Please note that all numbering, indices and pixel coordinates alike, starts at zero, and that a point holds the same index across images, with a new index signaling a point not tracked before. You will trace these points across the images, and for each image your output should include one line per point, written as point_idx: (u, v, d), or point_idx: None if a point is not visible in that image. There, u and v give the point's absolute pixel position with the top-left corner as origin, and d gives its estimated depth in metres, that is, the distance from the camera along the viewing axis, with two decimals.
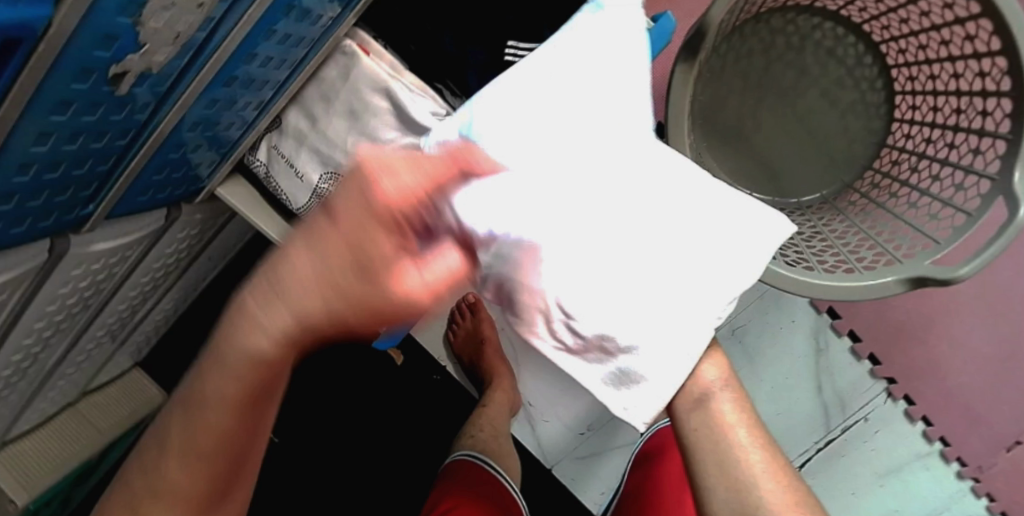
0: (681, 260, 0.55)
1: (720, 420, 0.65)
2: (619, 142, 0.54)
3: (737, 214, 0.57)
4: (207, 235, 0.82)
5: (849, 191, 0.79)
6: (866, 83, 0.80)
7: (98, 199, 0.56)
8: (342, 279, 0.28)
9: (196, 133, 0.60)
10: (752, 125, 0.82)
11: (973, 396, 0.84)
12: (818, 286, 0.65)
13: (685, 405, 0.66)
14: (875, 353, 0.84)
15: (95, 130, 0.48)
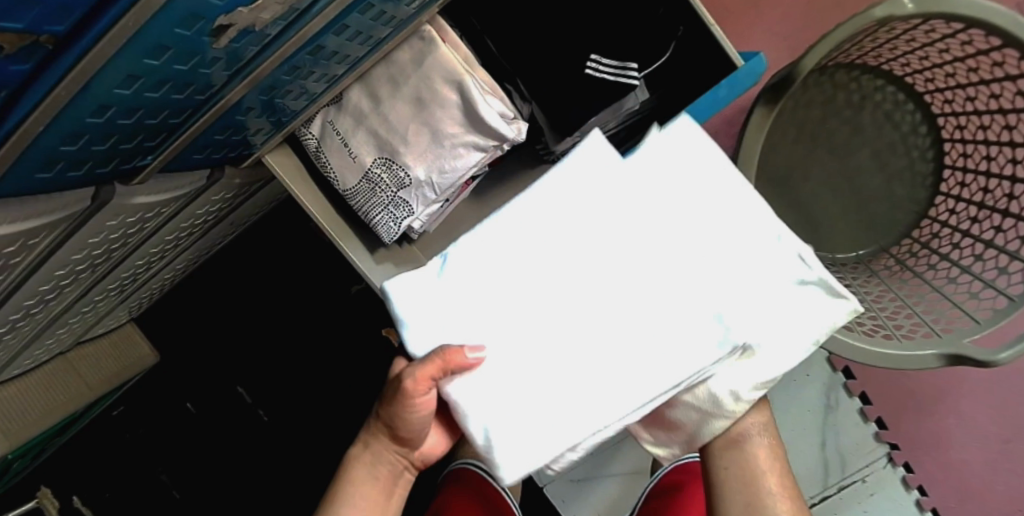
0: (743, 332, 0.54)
1: (753, 467, 0.60)
2: (641, 266, 0.54)
3: (776, 305, 0.54)
4: (238, 202, 0.79)
5: (884, 255, 0.80)
6: (917, 151, 0.81)
7: (158, 151, 0.54)
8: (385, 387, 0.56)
9: (267, 97, 0.58)
10: (801, 175, 0.82)
11: (969, 472, 0.86)
12: (864, 352, 0.64)
13: (719, 454, 0.61)
14: (882, 418, 0.86)
15: (182, 80, 0.46)
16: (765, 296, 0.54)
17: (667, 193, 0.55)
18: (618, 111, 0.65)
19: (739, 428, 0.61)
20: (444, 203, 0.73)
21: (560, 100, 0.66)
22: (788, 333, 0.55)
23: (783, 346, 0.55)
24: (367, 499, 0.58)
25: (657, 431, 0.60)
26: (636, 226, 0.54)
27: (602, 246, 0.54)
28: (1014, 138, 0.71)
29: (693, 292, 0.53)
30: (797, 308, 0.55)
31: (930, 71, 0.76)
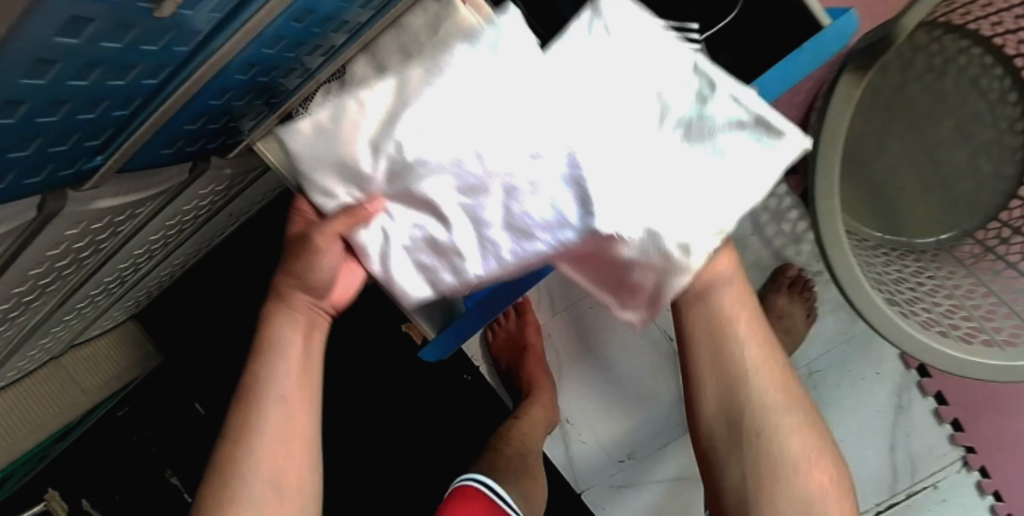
0: (693, 182, 0.45)
1: (722, 322, 0.51)
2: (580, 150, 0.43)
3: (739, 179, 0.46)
4: (232, 193, 0.73)
5: (967, 241, 0.71)
6: (1005, 123, 0.69)
7: (110, 149, 0.43)
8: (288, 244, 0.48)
9: (250, 76, 0.47)
10: (873, 150, 0.72)
11: None
12: (943, 356, 0.56)
13: (689, 309, 0.52)
14: (957, 418, 0.77)
15: (151, 62, 0.35)
16: (720, 186, 0.46)
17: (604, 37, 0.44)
18: None
19: (711, 275, 0.51)
20: None
21: None
22: (739, 177, 0.46)
23: (734, 189, 0.46)
24: (295, 360, 0.46)
25: (622, 295, 0.49)
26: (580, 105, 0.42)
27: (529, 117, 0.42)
28: None
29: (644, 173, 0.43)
30: (746, 153, 0.46)
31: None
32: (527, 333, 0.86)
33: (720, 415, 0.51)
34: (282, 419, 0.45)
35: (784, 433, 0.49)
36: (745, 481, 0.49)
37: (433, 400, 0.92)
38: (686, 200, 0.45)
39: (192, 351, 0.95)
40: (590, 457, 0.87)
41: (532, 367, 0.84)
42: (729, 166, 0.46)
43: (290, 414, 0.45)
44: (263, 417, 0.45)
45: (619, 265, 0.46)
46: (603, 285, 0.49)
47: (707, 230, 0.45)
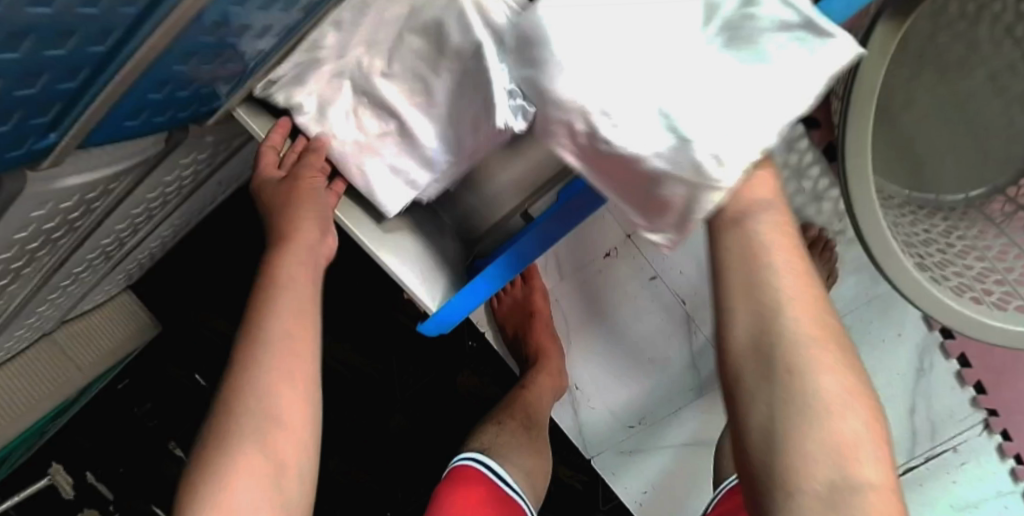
0: (727, 86, 0.39)
1: (752, 239, 0.40)
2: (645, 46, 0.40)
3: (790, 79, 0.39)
4: (219, 160, 0.74)
5: (998, 198, 0.68)
6: None
7: (63, 125, 0.41)
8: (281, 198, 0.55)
9: (217, 37, 0.44)
10: (901, 104, 0.67)
11: None
12: (1004, 332, 0.53)
13: (727, 234, 0.41)
14: (982, 381, 0.74)
15: (98, 27, 0.33)
16: (766, 82, 0.39)
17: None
18: None
19: (746, 193, 0.42)
20: None
21: None
22: (784, 78, 0.39)
23: (776, 94, 0.39)
24: (290, 316, 0.46)
25: (648, 211, 0.43)
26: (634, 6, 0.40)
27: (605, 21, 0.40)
28: None
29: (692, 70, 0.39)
30: (792, 51, 0.39)
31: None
32: (534, 300, 0.82)
33: (750, 349, 0.38)
34: (280, 366, 0.44)
35: (817, 369, 0.37)
36: (772, 423, 0.36)
37: (435, 366, 0.91)
38: (717, 107, 0.39)
39: (187, 321, 0.93)
40: (600, 424, 0.86)
41: (539, 334, 0.81)
42: (773, 66, 0.39)
43: (288, 360, 0.44)
44: (260, 367, 0.43)
45: (643, 177, 0.41)
46: (626, 200, 0.43)
47: (741, 134, 0.39)
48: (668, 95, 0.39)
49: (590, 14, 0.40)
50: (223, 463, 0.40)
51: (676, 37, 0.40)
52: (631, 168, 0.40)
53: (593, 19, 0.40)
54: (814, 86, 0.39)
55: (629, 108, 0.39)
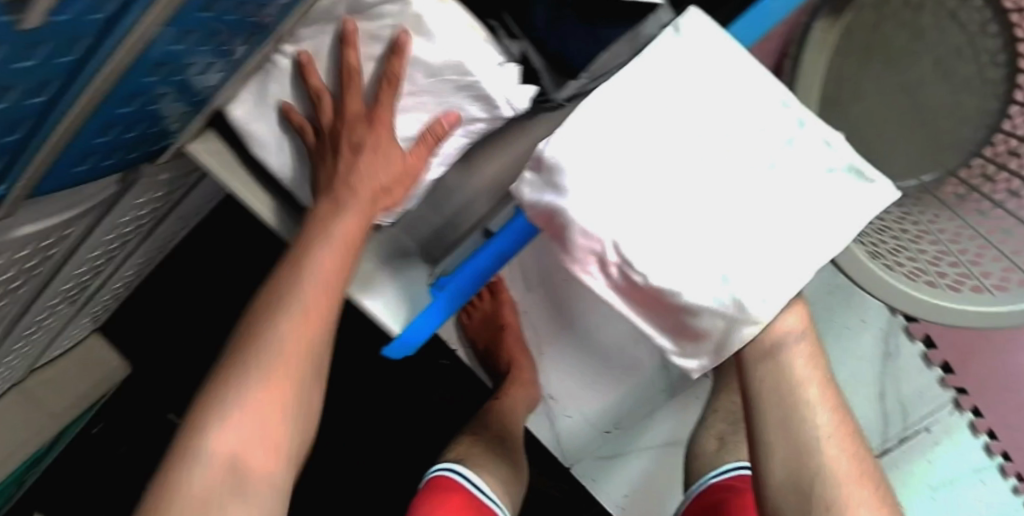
0: (768, 230, 0.43)
1: (792, 377, 0.49)
2: (675, 191, 0.43)
3: (836, 210, 0.44)
4: (175, 197, 0.72)
5: (951, 180, 0.68)
6: (987, 56, 0.65)
7: (9, 177, 0.40)
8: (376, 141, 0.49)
9: (161, 78, 0.43)
10: (851, 94, 0.69)
11: None
12: (959, 313, 0.54)
13: (755, 366, 0.49)
14: (948, 361, 0.76)
15: (34, 81, 0.32)
16: (810, 215, 0.44)
17: (685, 81, 0.44)
18: (637, 38, 0.51)
19: (778, 331, 0.48)
20: None
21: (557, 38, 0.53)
22: (823, 226, 0.44)
23: (812, 238, 0.44)
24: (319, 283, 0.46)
25: (679, 337, 0.46)
26: (664, 149, 0.44)
27: (640, 163, 0.43)
28: None
29: (733, 210, 0.44)
30: (833, 197, 0.45)
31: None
32: (502, 313, 0.86)
33: (791, 486, 0.47)
34: (299, 319, 0.45)
35: (850, 502, 0.46)
36: None
37: (414, 384, 0.91)
38: (759, 250, 0.43)
39: (161, 358, 0.92)
40: (578, 432, 0.86)
41: (510, 347, 0.85)
42: (813, 212, 0.44)
43: (309, 312, 0.46)
44: (285, 315, 0.46)
45: (680, 307, 0.44)
46: (657, 328, 0.46)
47: (784, 275, 0.43)
48: (709, 240, 0.43)
49: (630, 161, 0.43)
50: (237, 399, 0.43)
51: (723, 185, 0.44)
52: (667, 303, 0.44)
53: (656, 192, 0.43)
54: (850, 230, 0.44)
55: (671, 255, 0.43)
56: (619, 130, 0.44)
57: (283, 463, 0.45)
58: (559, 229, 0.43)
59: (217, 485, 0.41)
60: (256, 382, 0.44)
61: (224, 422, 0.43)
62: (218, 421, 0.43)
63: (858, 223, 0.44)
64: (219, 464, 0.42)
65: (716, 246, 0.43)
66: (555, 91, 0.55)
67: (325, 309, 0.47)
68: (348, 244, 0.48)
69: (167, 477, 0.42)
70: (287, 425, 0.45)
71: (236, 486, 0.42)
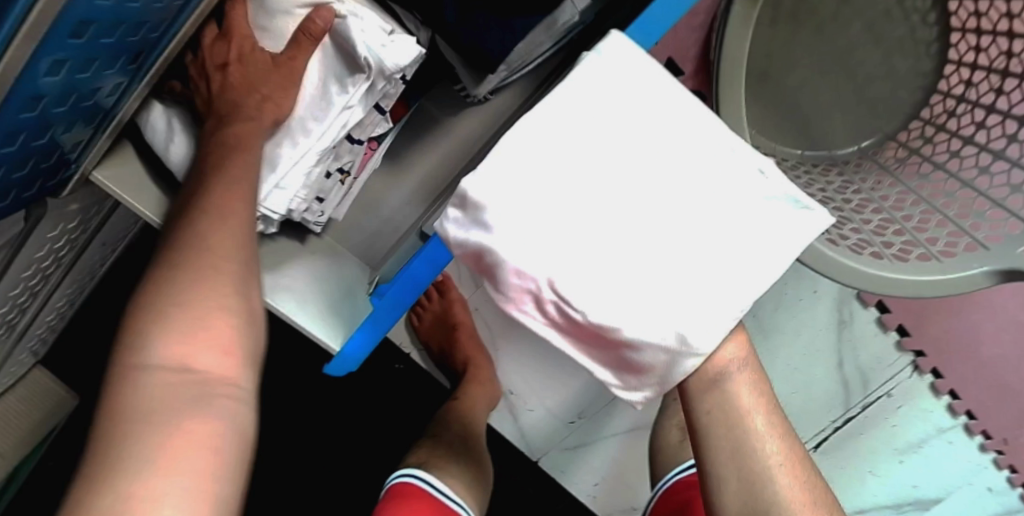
0: (707, 261, 0.41)
1: (736, 404, 0.45)
2: (608, 222, 0.40)
3: (772, 228, 0.42)
4: (94, 226, 0.69)
5: (891, 144, 0.68)
6: (918, 16, 0.64)
7: None
8: (247, 55, 0.50)
9: (40, 112, 0.40)
10: (783, 63, 0.67)
11: (1007, 370, 0.76)
12: (903, 283, 0.52)
13: (700, 398, 0.45)
14: (903, 325, 0.75)
15: None
16: (745, 237, 0.41)
17: (608, 102, 0.41)
18: (554, 27, 0.48)
19: (717, 364, 0.45)
20: (344, 179, 0.60)
21: (463, 37, 0.50)
22: (760, 253, 0.41)
23: (749, 263, 0.41)
24: (227, 191, 0.43)
25: (623, 373, 0.42)
26: (588, 172, 0.40)
27: (567, 190, 0.40)
28: None
29: (671, 235, 0.40)
30: (771, 224, 0.42)
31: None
32: (454, 313, 0.83)
33: None
34: (213, 218, 0.41)
35: None
36: None
37: (372, 392, 0.89)
38: (700, 285, 0.40)
39: None
40: (539, 424, 0.86)
41: (465, 345, 0.83)
42: (751, 240, 0.41)
43: (228, 219, 0.41)
44: (199, 218, 0.40)
45: (621, 342, 0.40)
46: (601, 363, 0.42)
47: (720, 308, 0.40)
48: (650, 275, 0.40)
49: (557, 190, 0.40)
50: (173, 304, 0.35)
51: (657, 211, 0.41)
52: (608, 338, 0.40)
53: (583, 223, 0.40)
54: (792, 253, 0.42)
55: (604, 296, 0.39)
56: (545, 156, 0.40)
57: (243, 377, 0.36)
58: (488, 268, 0.40)
59: (175, 393, 0.32)
60: (191, 283, 0.36)
61: (164, 330, 0.34)
62: (155, 333, 0.34)
63: (794, 249, 0.42)
64: (173, 375, 0.33)
65: (658, 282, 0.40)
66: (475, 87, 0.53)
67: (242, 217, 0.42)
68: (249, 168, 0.47)
69: (107, 412, 0.31)
70: (241, 331, 0.37)
71: (201, 392, 0.33)
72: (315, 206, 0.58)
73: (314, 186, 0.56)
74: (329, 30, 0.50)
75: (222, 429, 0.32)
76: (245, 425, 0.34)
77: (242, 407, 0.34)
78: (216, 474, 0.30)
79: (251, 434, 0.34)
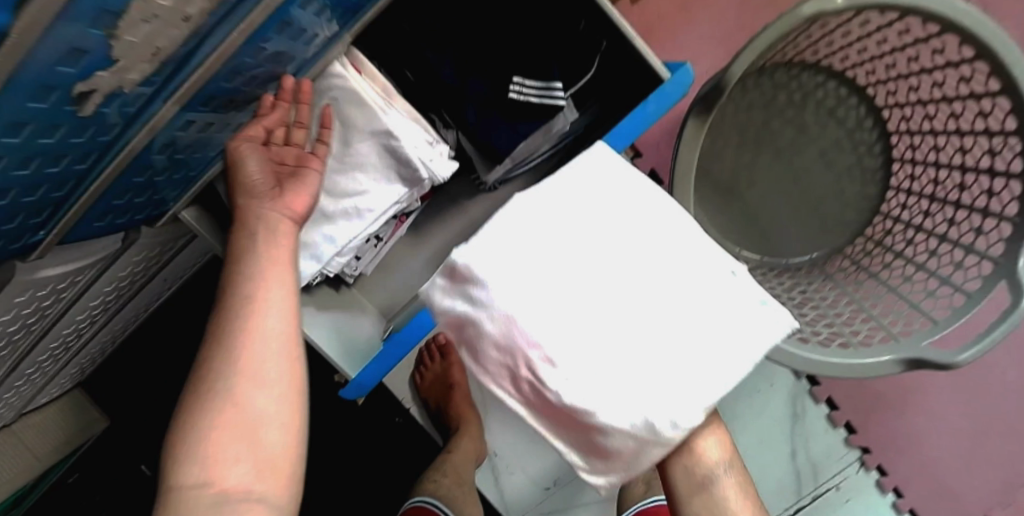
0: (678, 349, 0.50)
1: (724, 508, 0.57)
2: (599, 300, 0.51)
3: (742, 322, 0.51)
4: (163, 260, 0.80)
5: (839, 257, 0.79)
6: (864, 147, 0.80)
7: (49, 225, 0.52)
8: (258, 131, 0.57)
9: (165, 155, 0.54)
10: (746, 182, 0.82)
11: (940, 465, 0.90)
12: (844, 366, 0.63)
13: (689, 500, 0.58)
14: (851, 422, 0.89)
15: (80, 151, 0.46)
16: (716, 326, 0.50)
17: (594, 197, 0.54)
18: (549, 132, 0.63)
19: (704, 458, 0.58)
20: (377, 243, 0.71)
21: (482, 132, 0.64)
22: (731, 343, 0.50)
23: (722, 349, 0.50)
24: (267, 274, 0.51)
25: (592, 458, 0.51)
26: (590, 264, 0.51)
27: (569, 269, 0.51)
28: (962, 126, 0.69)
29: (650, 316, 0.50)
30: (743, 322, 0.51)
31: (895, 82, 0.75)
32: (452, 373, 0.92)
33: None
34: (251, 309, 0.48)
35: None
36: None
37: (369, 440, 0.97)
38: (672, 368, 0.49)
39: (140, 416, 0.98)
40: (517, 488, 0.86)
41: (458, 403, 0.92)
42: (711, 331, 0.50)
43: (256, 331, 0.48)
44: (239, 314, 0.48)
45: (595, 429, 0.49)
46: (574, 448, 0.51)
47: (688, 391, 0.49)
48: (617, 355, 0.49)
49: (544, 261, 0.51)
50: (196, 439, 0.43)
51: (637, 302, 0.51)
52: (582, 422, 0.49)
53: (580, 298, 0.50)
54: (759, 348, 0.50)
55: (581, 367, 0.49)
56: (533, 235, 0.52)
57: (263, 487, 0.43)
58: (469, 337, 0.50)
59: (222, 500, 0.42)
60: (231, 384, 0.45)
61: (197, 458, 0.43)
62: (190, 460, 0.43)
63: (763, 345, 0.50)
64: (218, 484, 0.42)
65: (637, 362, 0.49)
66: (485, 173, 0.67)
67: (268, 324, 0.48)
68: (284, 266, 0.53)
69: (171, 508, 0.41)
70: (274, 446, 0.45)
71: (227, 509, 0.41)
72: (352, 262, 0.71)
73: (355, 249, 0.66)
74: (376, 135, 0.61)
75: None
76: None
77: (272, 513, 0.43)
78: None
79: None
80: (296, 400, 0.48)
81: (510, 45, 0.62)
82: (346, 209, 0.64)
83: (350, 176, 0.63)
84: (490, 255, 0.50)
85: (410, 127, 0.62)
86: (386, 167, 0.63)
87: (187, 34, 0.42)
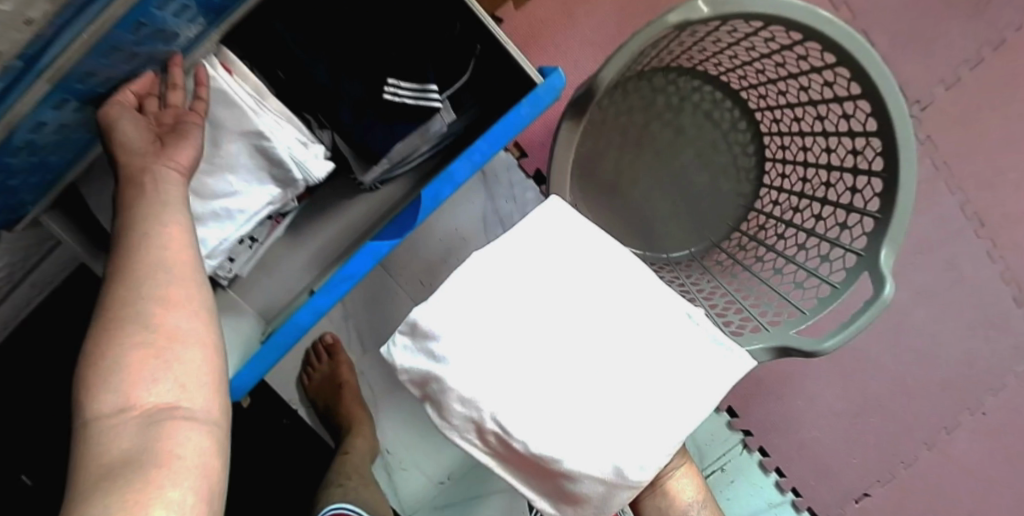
0: (637, 398, 0.61)
1: None
2: (565, 359, 0.60)
3: (693, 369, 0.62)
4: (28, 267, 0.77)
5: (716, 250, 0.85)
6: (739, 147, 0.85)
7: None
8: (129, 96, 0.55)
9: (20, 158, 0.52)
10: (629, 180, 0.85)
11: (808, 435, 1.00)
12: None
13: None
14: (732, 407, 0.98)
15: None
16: (672, 379, 0.62)
17: (550, 252, 0.62)
18: (427, 132, 0.64)
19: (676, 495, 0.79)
20: (252, 243, 0.70)
21: (356, 133, 0.64)
22: (688, 393, 0.61)
23: (680, 400, 0.61)
24: (170, 214, 0.51)
25: (560, 502, 0.59)
26: (552, 327, 0.60)
27: (532, 331, 0.60)
28: (828, 128, 0.75)
29: (611, 371, 0.61)
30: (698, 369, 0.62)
31: (765, 87, 0.80)
32: (340, 372, 0.87)
33: None
34: (155, 247, 0.48)
35: None
36: None
37: (260, 449, 0.93)
38: (634, 417, 0.60)
39: (16, 435, 0.92)
40: (412, 484, 0.91)
41: (348, 404, 0.86)
42: (671, 384, 0.61)
43: (167, 264, 0.48)
44: (141, 252, 0.47)
45: (568, 478, 0.57)
46: (546, 496, 0.59)
47: (649, 440, 0.59)
48: (587, 406, 0.59)
49: (505, 321, 0.59)
50: (110, 366, 0.42)
51: (599, 357, 0.61)
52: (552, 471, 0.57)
53: (548, 357, 0.60)
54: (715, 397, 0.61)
55: (554, 422, 0.58)
56: (503, 301, 0.59)
57: (191, 400, 0.43)
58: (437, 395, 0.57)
59: (150, 416, 0.40)
60: (143, 313, 0.44)
61: (116, 383, 0.41)
62: (108, 385, 0.41)
63: (718, 392, 0.62)
64: (144, 403, 0.41)
65: (604, 410, 0.59)
66: (361, 171, 0.68)
67: (169, 257, 0.48)
68: (180, 208, 0.52)
69: (96, 433, 0.40)
70: (197, 364, 0.44)
71: (156, 421, 0.40)
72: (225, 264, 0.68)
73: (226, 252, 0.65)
74: (245, 134, 0.61)
75: (192, 426, 0.41)
76: (211, 434, 0.42)
77: (207, 429, 0.42)
78: (210, 479, 0.40)
79: (218, 441, 0.43)
80: (207, 324, 0.47)
81: (383, 47, 0.63)
82: (217, 209, 0.62)
83: (219, 176, 0.62)
84: (463, 317, 0.57)
85: (282, 126, 0.62)
86: (259, 167, 0.62)
87: (31, 37, 0.41)
